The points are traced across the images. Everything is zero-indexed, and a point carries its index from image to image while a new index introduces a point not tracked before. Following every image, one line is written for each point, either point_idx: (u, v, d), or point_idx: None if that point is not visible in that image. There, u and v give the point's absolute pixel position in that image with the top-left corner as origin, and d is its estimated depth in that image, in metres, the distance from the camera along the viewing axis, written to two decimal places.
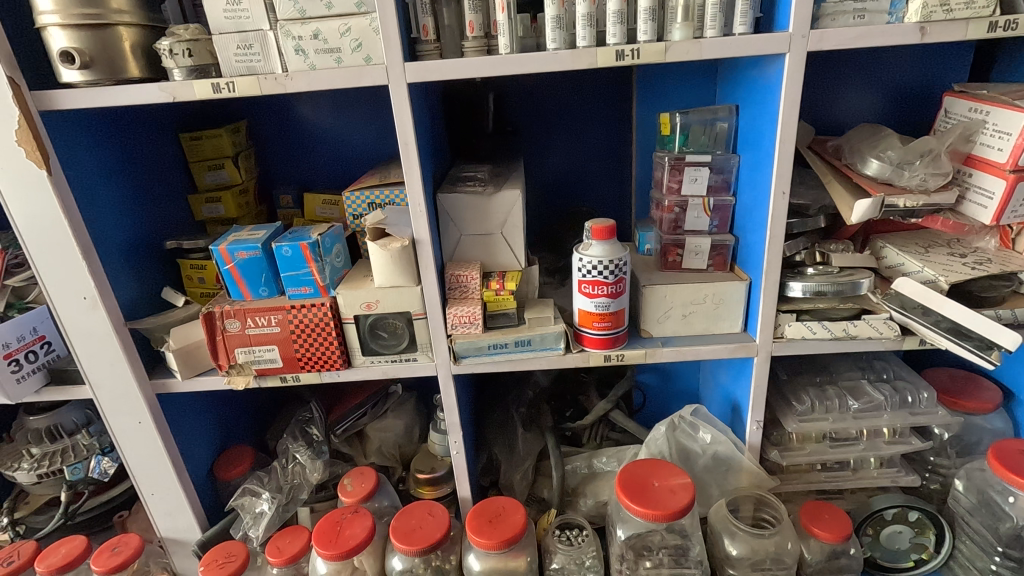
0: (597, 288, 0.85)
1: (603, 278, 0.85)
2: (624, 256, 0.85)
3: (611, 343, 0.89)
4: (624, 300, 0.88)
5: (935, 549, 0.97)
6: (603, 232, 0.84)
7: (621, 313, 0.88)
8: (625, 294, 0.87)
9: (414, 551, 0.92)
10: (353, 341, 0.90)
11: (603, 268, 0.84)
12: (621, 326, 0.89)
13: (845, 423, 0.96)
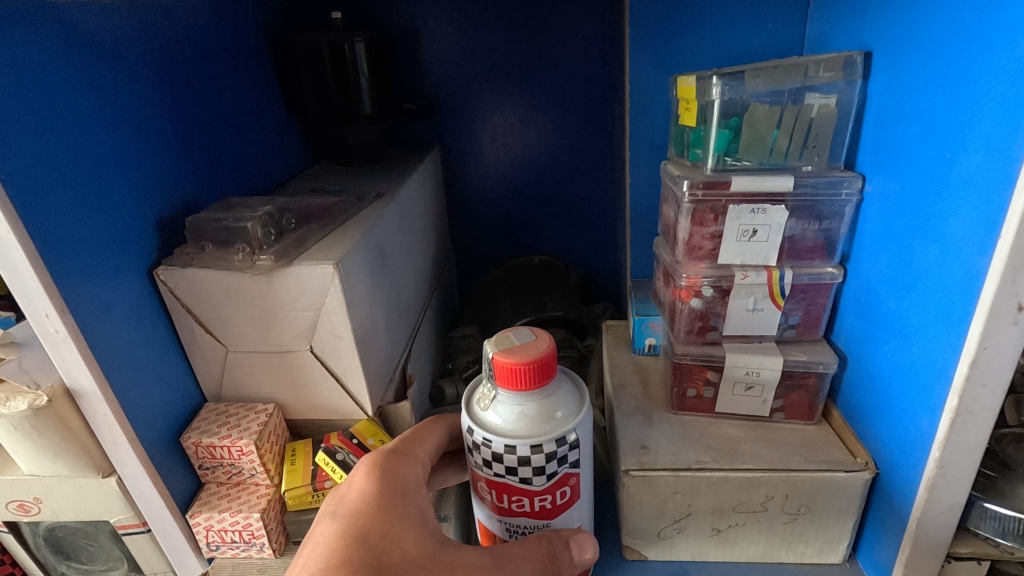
0: (506, 500, 0.34)
1: (521, 484, 0.33)
2: (576, 429, 0.33)
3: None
4: (580, 513, 0.37)
5: None
6: (519, 377, 0.32)
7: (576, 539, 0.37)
8: (581, 499, 0.36)
9: None
10: (25, 561, 0.44)
11: (520, 462, 0.32)
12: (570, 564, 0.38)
13: None
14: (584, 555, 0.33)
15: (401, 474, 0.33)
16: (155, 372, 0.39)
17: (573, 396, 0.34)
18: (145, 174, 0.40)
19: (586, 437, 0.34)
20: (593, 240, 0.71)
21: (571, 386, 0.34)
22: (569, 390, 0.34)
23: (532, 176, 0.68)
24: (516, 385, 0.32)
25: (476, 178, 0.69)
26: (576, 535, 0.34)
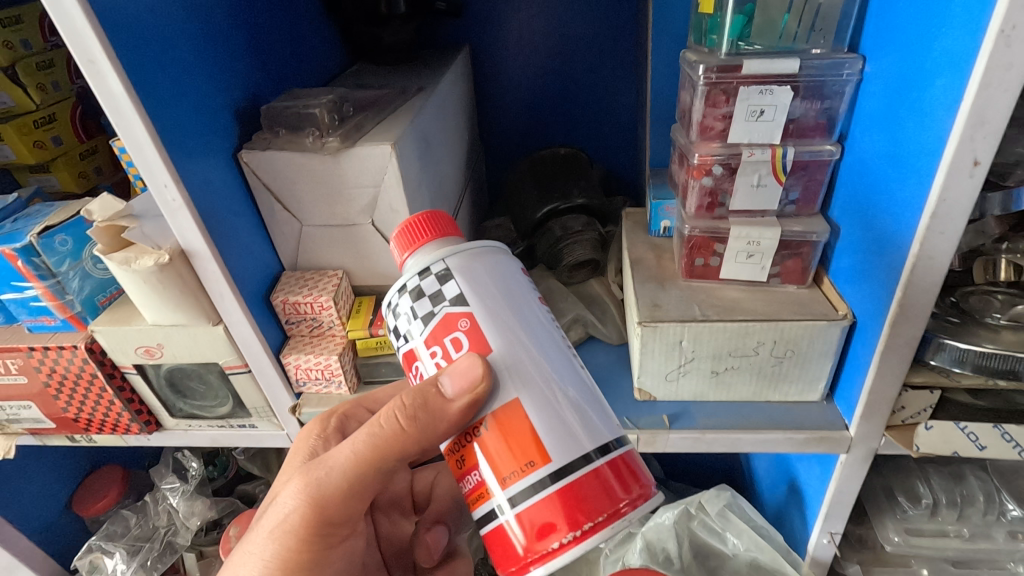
0: (415, 377, 0.35)
1: (412, 342, 0.34)
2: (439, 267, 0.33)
3: (533, 543, 0.30)
4: (506, 369, 0.32)
5: None
6: (401, 236, 0.35)
7: (513, 417, 0.31)
8: (509, 358, 0.32)
9: None
10: (150, 397, 0.54)
11: (397, 309, 0.34)
12: (529, 477, 0.31)
13: (992, 544, 0.55)
14: (456, 383, 0.31)
15: (321, 425, 0.43)
16: (246, 241, 0.47)
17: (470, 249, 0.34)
18: (221, 69, 0.45)
19: (469, 273, 0.33)
20: (614, 137, 0.75)
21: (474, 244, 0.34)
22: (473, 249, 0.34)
23: (559, 73, 0.71)
24: (400, 246, 0.35)
25: (504, 77, 0.73)
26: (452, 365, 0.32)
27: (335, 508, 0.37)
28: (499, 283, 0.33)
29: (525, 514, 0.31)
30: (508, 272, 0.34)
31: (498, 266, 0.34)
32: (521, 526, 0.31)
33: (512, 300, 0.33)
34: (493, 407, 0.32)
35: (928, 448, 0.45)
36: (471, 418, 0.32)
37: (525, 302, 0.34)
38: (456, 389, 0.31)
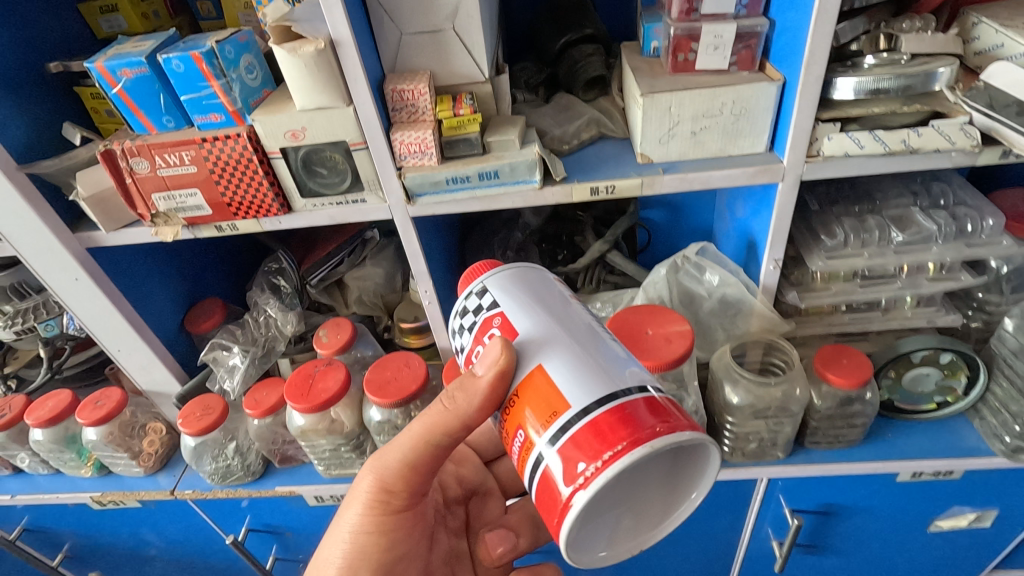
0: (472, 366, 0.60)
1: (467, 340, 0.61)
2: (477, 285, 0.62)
3: (570, 479, 0.46)
4: (529, 347, 0.54)
5: (963, 392, 0.90)
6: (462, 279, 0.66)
7: (540, 377, 0.52)
8: (525, 340, 0.55)
9: (389, 403, 0.87)
10: (288, 180, 0.74)
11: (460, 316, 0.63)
12: (558, 420, 0.49)
13: (882, 260, 0.80)
14: (488, 360, 0.55)
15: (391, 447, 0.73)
16: (366, 43, 0.66)
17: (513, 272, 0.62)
18: None
19: (499, 288, 0.60)
20: None
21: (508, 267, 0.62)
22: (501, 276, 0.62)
23: None
24: (461, 284, 0.65)
25: None
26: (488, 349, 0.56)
27: (391, 477, 0.65)
28: (527, 292, 0.59)
29: (563, 450, 0.48)
30: (527, 287, 0.60)
31: (521, 281, 0.61)
32: (558, 460, 0.48)
33: (532, 300, 0.58)
34: (522, 373, 0.54)
35: (828, 150, 0.67)
36: (506, 388, 0.55)
37: (545, 303, 0.58)
38: (487, 368, 0.54)
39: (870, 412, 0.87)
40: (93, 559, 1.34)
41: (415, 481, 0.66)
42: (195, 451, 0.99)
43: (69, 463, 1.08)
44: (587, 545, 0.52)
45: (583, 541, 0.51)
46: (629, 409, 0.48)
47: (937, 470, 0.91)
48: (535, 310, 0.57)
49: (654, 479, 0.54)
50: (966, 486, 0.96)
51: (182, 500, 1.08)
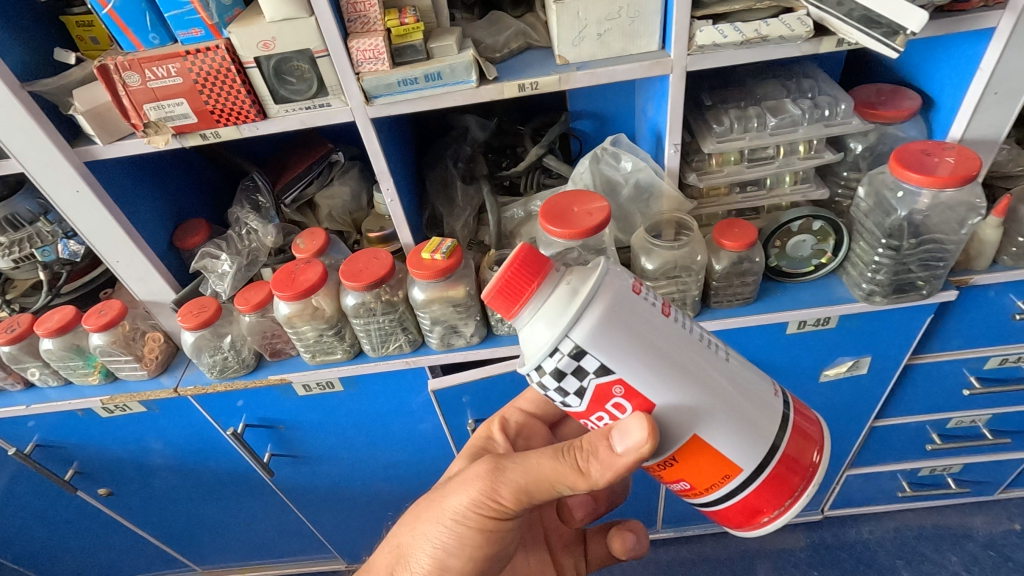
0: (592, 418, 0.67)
1: (566, 393, 0.64)
2: (557, 330, 0.60)
3: (760, 509, 0.69)
4: (674, 417, 0.63)
5: (832, 254, 1.11)
6: (505, 301, 0.61)
7: (697, 448, 0.65)
8: (660, 406, 0.63)
9: (362, 286, 1.02)
10: (262, 88, 0.87)
11: (539, 364, 0.62)
12: (729, 479, 0.67)
13: (760, 141, 0.99)
14: (630, 444, 0.63)
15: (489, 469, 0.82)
16: None
17: (596, 312, 0.60)
18: None
19: (596, 348, 0.60)
20: None
21: (560, 286, 0.61)
22: (552, 294, 0.61)
23: None
24: (513, 310, 0.61)
25: None
26: (624, 425, 0.64)
27: (505, 497, 0.77)
28: (626, 339, 0.60)
29: (735, 501, 0.69)
30: (625, 340, 0.60)
31: (613, 332, 0.60)
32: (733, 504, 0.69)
33: (648, 363, 0.62)
34: (678, 444, 0.65)
35: (701, 41, 0.84)
36: (659, 454, 0.66)
37: (661, 361, 0.62)
38: (634, 455, 0.62)
39: (758, 271, 1.07)
40: (103, 473, 1.48)
41: (522, 505, 0.77)
42: (195, 345, 1.13)
43: (78, 373, 1.21)
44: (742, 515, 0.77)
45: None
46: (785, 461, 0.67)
47: (815, 318, 1.13)
48: (653, 370, 0.62)
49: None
50: (842, 334, 1.18)
51: (185, 397, 1.22)
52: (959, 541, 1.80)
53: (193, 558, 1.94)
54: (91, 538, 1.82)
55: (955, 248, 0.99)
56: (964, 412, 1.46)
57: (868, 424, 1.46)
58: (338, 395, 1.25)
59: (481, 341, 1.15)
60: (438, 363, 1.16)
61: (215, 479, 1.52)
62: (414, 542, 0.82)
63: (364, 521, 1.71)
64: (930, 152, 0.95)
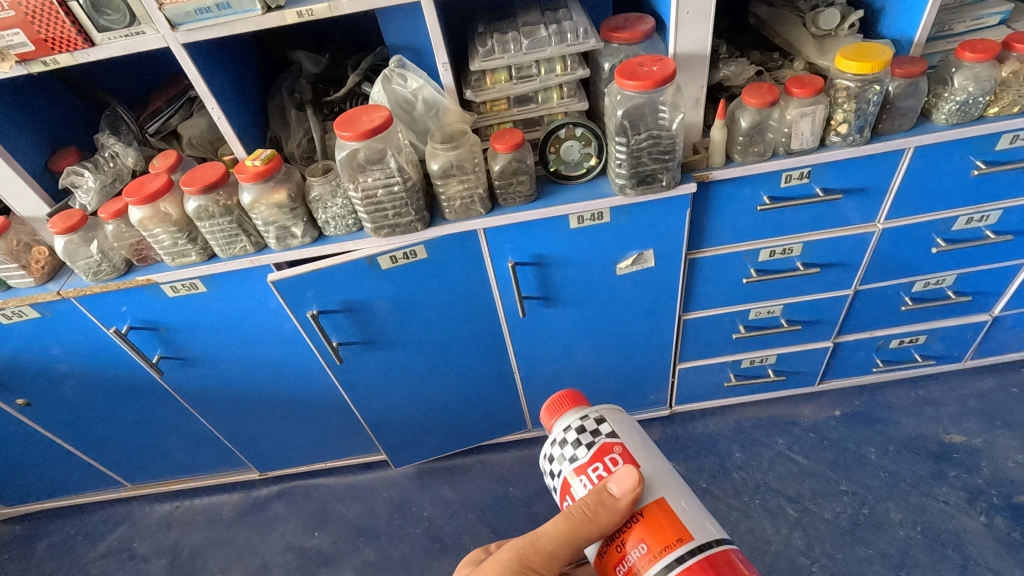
0: (583, 478, 0.82)
1: (578, 457, 0.83)
2: (590, 412, 0.87)
3: None
4: (653, 485, 0.79)
5: (598, 157, 1.34)
6: (560, 401, 0.90)
7: (659, 512, 0.76)
8: (643, 466, 0.81)
9: (197, 191, 1.24)
10: (83, 20, 1.08)
11: (572, 434, 0.85)
12: (669, 552, 0.73)
13: (514, 59, 1.22)
14: (622, 484, 0.76)
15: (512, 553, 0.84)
16: None
17: (614, 412, 0.88)
18: None
19: (614, 422, 0.86)
20: None
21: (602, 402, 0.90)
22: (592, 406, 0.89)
23: None
24: (556, 409, 0.89)
25: None
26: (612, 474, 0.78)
27: (537, 559, 0.81)
28: (631, 429, 0.85)
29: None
30: (633, 431, 0.85)
31: (620, 421, 0.86)
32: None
33: (642, 444, 0.84)
34: (647, 502, 0.77)
35: None
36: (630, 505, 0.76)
37: (652, 447, 0.84)
38: (623, 488, 0.76)
39: (529, 169, 1.31)
40: (18, 381, 1.70)
41: (553, 566, 0.81)
42: (68, 250, 1.35)
43: None
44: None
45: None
46: (721, 560, 0.73)
47: (589, 212, 1.36)
48: (646, 454, 0.82)
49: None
50: (620, 227, 1.42)
51: (69, 299, 1.44)
52: (787, 426, 2.07)
53: (121, 473, 2.17)
54: (23, 456, 2.03)
55: (676, 142, 1.24)
56: (759, 303, 1.72)
57: (677, 316, 1.71)
58: (203, 296, 1.47)
59: (314, 241, 1.38)
60: (280, 261, 1.39)
61: (119, 387, 1.74)
62: None
63: (263, 428, 1.94)
64: (643, 63, 1.17)
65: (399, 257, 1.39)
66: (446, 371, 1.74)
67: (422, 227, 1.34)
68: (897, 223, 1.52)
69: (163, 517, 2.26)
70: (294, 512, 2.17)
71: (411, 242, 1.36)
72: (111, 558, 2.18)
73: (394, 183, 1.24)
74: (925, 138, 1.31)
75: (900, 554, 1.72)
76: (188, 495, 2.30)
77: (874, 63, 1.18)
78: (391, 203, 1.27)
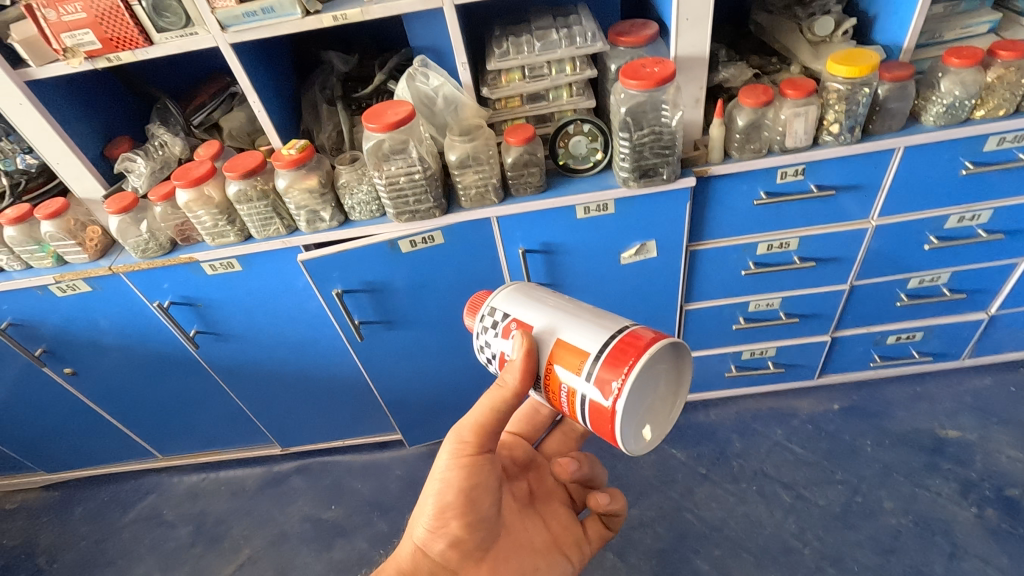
0: (503, 358, 0.97)
1: (493, 344, 0.98)
2: (490, 300, 1.02)
3: (609, 386, 0.82)
4: (545, 334, 0.92)
5: (603, 151, 1.44)
6: (470, 306, 1.05)
7: (562, 348, 0.89)
8: (536, 325, 0.93)
9: (239, 176, 1.37)
10: (145, 21, 1.22)
11: (484, 326, 1.00)
12: (584, 366, 0.86)
13: (528, 59, 1.34)
14: (519, 346, 0.91)
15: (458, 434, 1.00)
16: None
17: (514, 290, 1.02)
18: None
19: (508, 304, 0.99)
20: None
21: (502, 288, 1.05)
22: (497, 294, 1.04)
23: None
24: (468, 314, 1.05)
25: None
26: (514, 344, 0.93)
27: (468, 435, 0.96)
28: (528, 298, 0.98)
29: (590, 394, 0.85)
30: (526, 299, 0.98)
31: (516, 298, 1.00)
32: (593, 396, 0.84)
33: (536, 303, 0.97)
34: (550, 345, 0.90)
35: None
36: (532, 358, 0.91)
37: (545, 300, 0.97)
38: (520, 351, 0.91)
39: (540, 162, 1.42)
40: (66, 352, 1.84)
41: (484, 437, 0.96)
42: (121, 229, 1.49)
43: (35, 257, 1.56)
44: (635, 439, 0.86)
45: (636, 441, 0.87)
46: (623, 345, 0.84)
47: (595, 203, 1.47)
48: (538, 310, 0.95)
49: (657, 382, 0.87)
50: (624, 218, 1.52)
51: (118, 274, 1.58)
52: (786, 418, 2.14)
53: (153, 444, 2.31)
54: (65, 426, 2.19)
55: (676, 138, 1.34)
56: (758, 295, 1.80)
57: (680, 306, 1.80)
58: (238, 275, 1.59)
59: (340, 225, 1.50)
60: (309, 243, 1.51)
61: (156, 359, 1.88)
62: (419, 506, 1.00)
63: (286, 404, 2.07)
64: (645, 65, 1.27)
65: (418, 242, 1.51)
66: (458, 353, 1.85)
67: (440, 213, 1.46)
68: (890, 220, 1.60)
69: (190, 487, 2.41)
70: (312, 486, 2.30)
71: (430, 228, 1.47)
72: (141, 523, 2.33)
73: (416, 171, 1.36)
74: (914, 138, 1.39)
75: (890, 540, 1.78)
76: (215, 467, 2.44)
77: (863, 68, 1.27)
78: (412, 189, 1.39)
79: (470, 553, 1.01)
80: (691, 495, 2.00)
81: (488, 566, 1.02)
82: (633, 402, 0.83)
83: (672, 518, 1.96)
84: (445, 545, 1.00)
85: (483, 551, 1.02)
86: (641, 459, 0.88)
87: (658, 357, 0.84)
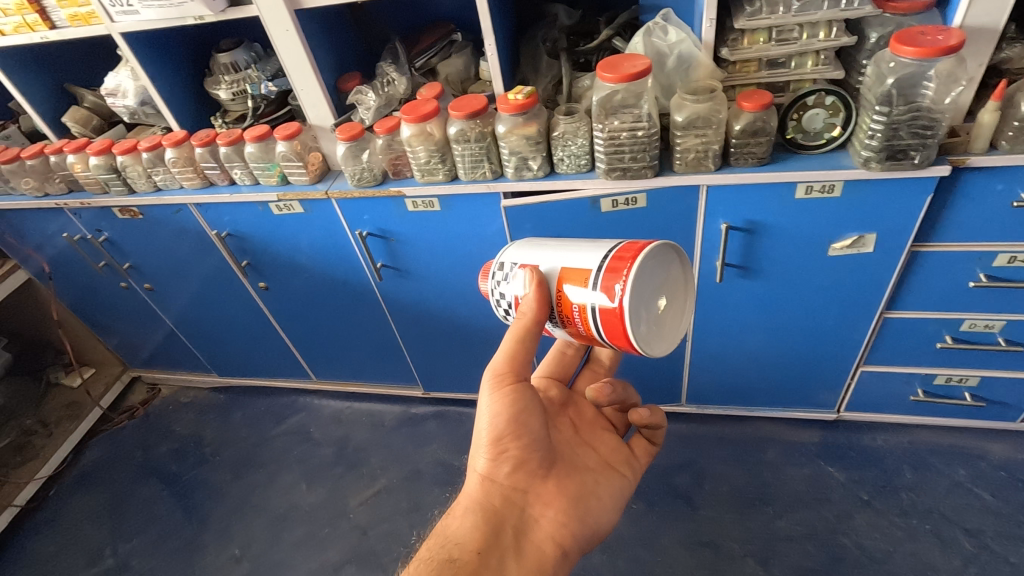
0: (514, 301, 1.02)
1: (505, 291, 1.03)
2: (501, 255, 1.07)
3: (614, 289, 0.87)
4: (550, 268, 0.97)
5: (842, 128, 1.33)
6: (482, 271, 1.10)
7: (568, 272, 0.94)
8: (542, 264, 0.98)
9: (463, 116, 1.41)
10: None
11: (495, 279, 1.05)
12: (590, 282, 0.91)
13: (782, 20, 1.24)
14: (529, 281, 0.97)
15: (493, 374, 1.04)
16: None
17: (520, 244, 1.07)
18: None
19: (512, 255, 1.05)
20: None
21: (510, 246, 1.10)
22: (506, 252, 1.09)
23: None
24: (480, 278, 1.10)
25: None
26: (524, 283, 0.98)
27: (502, 367, 1.00)
28: (534, 247, 1.04)
29: (597, 304, 0.90)
30: (530, 247, 1.04)
31: (520, 249, 1.05)
32: (601, 305, 0.89)
33: (538, 247, 1.02)
34: (554, 275, 0.96)
35: None
36: (542, 289, 0.96)
37: (547, 243, 1.02)
38: (530, 284, 0.96)
39: (770, 135, 1.34)
40: (265, 267, 2.03)
41: (518, 365, 1.00)
42: (346, 156, 1.60)
43: (264, 174, 1.72)
44: (650, 336, 0.92)
45: (653, 338, 0.93)
46: (621, 253, 0.90)
47: (820, 183, 1.36)
48: (542, 251, 1.01)
49: (664, 281, 0.95)
50: (847, 205, 1.39)
51: (330, 199, 1.71)
52: (971, 459, 1.90)
53: (311, 366, 2.51)
54: (245, 335, 2.43)
55: (943, 118, 1.19)
56: (976, 314, 1.60)
57: (878, 312, 1.65)
58: (434, 215, 1.66)
59: (545, 176, 1.51)
60: (512, 190, 1.54)
61: (337, 286, 2.02)
62: (476, 442, 1.03)
63: (440, 349, 2.15)
64: (924, 32, 1.15)
65: (620, 202, 1.48)
66: None
67: (651, 175, 1.42)
68: None
69: (335, 412, 2.59)
70: (446, 432, 2.39)
71: (636, 189, 1.44)
72: (290, 436, 2.55)
73: (640, 127, 1.33)
74: None
75: None
76: (358, 399, 2.61)
77: None
78: (630, 147, 1.36)
79: (535, 472, 1.05)
80: (849, 519, 1.83)
81: (554, 481, 1.06)
82: (638, 301, 0.89)
83: (826, 538, 1.81)
84: (511, 468, 1.03)
85: (546, 468, 1.06)
86: (663, 354, 0.95)
87: (653, 259, 0.91)
